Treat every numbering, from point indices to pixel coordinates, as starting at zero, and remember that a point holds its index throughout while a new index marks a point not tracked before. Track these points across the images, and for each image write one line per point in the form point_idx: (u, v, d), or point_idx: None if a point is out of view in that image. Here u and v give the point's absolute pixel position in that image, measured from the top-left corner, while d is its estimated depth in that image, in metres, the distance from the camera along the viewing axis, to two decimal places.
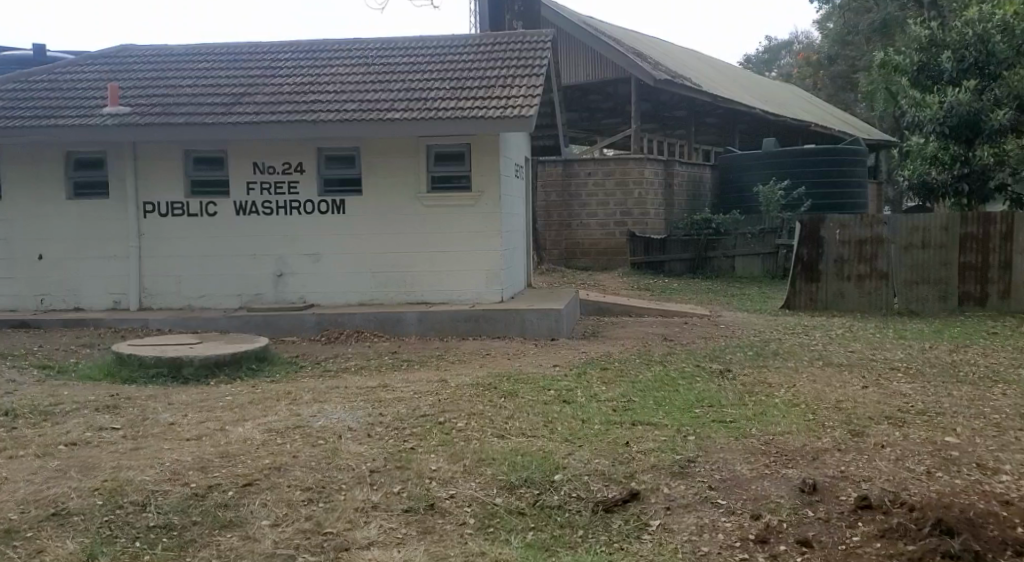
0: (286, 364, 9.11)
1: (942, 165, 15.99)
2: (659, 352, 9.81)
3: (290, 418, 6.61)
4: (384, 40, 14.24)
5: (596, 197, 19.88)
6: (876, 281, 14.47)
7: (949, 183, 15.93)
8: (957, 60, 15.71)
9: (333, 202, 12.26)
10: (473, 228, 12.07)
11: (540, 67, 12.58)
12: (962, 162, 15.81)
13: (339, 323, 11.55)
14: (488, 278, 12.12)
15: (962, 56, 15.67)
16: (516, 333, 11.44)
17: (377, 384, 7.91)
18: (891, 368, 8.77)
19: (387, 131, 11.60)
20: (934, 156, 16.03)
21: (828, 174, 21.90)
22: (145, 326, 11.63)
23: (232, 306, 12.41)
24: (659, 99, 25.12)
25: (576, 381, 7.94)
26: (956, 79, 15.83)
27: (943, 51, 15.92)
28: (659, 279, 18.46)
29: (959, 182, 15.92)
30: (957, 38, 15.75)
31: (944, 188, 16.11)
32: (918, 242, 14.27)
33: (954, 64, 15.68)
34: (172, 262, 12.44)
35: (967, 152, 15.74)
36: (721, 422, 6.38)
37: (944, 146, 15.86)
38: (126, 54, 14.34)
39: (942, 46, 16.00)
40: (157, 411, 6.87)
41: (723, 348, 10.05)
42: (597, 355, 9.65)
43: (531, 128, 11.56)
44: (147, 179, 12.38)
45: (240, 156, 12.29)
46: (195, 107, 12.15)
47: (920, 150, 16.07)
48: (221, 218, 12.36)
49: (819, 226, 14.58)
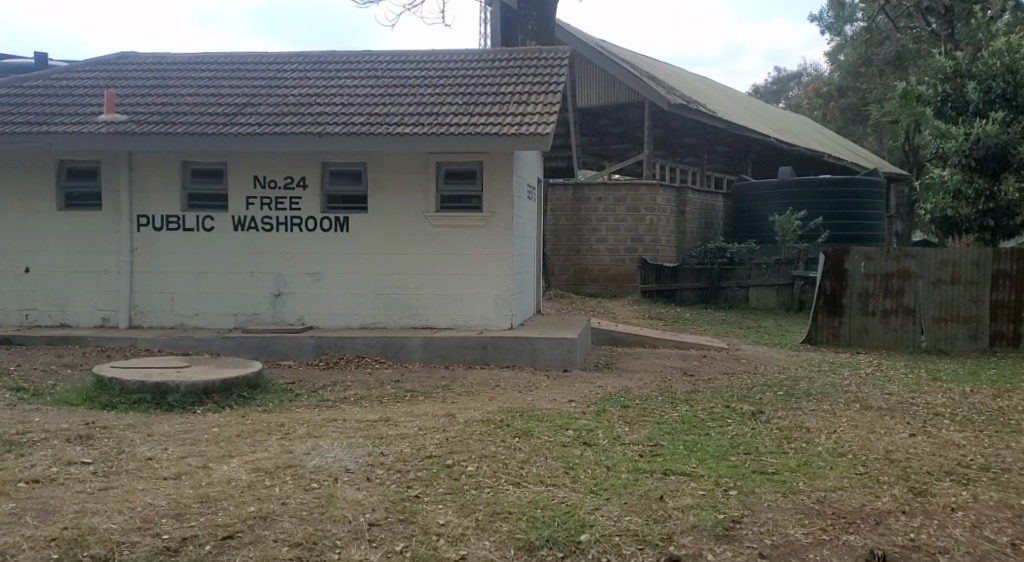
0: (280, 392, 8.43)
1: (966, 200, 15.34)
2: (682, 388, 9.12)
3: (280, 456, 5.94)
4: (394, 53, 13.67)
5: (607, 222, 19.25)
6: (902, 316, 13.82)
7: (974, 218, 15.29)
8: (983, 91, 15.09)
9: (336, 219, 11.63)
10: (483, 250, 11.43)
11: (558, 84, 11.99)
12: (987, 197, 15.15)
13: (339, 347, 10.88)
14: (498, 304, 11.47)
15: (989, 87, 15.03)
16: (525, 362, 10.80)
17: (379, 417, 7.23)
18: (936, 414, 8.07)
19: (395, 146, 11.00)
20: (957, 190, 15.37)
21: (846, 205, 21.27)
22: (133, 346, 10.96)
23: (226, 325, 11.75)
24: (671, 125, 24.55)
25: (596, 420, 7.25)
26: (982, 111, 15.16)
27: (969, 81, 15.29)
28: (672, 309, 17.78)
29: (984, 217, 15.27)
30: (983, 68, 15.14)
31: (968, 224, 15.43)
32: (947, 277, 13.60)
33: (980, 95, 15.05)
34: (166, 279, 11.80)
35: (992, 186, 15.08)
36: (762, 474, 5.71)
37: (968, 179, 15.22)
38: (125, 61, 13.76)
39: (968, 77, 15.38)
40: (134, 444, 6.19)
41: (751, 387, 9.36)
42: (615, 390, 8.96)
43: (548, 147, 10.96)
44: (142, 190, 11.77)
45: (241, 170, 11.70)
46: (194, 117, 11.57)
47: (943, 184, 15.58)
48: (218, 233, 11.74)
49: (844, 258, 14.00)
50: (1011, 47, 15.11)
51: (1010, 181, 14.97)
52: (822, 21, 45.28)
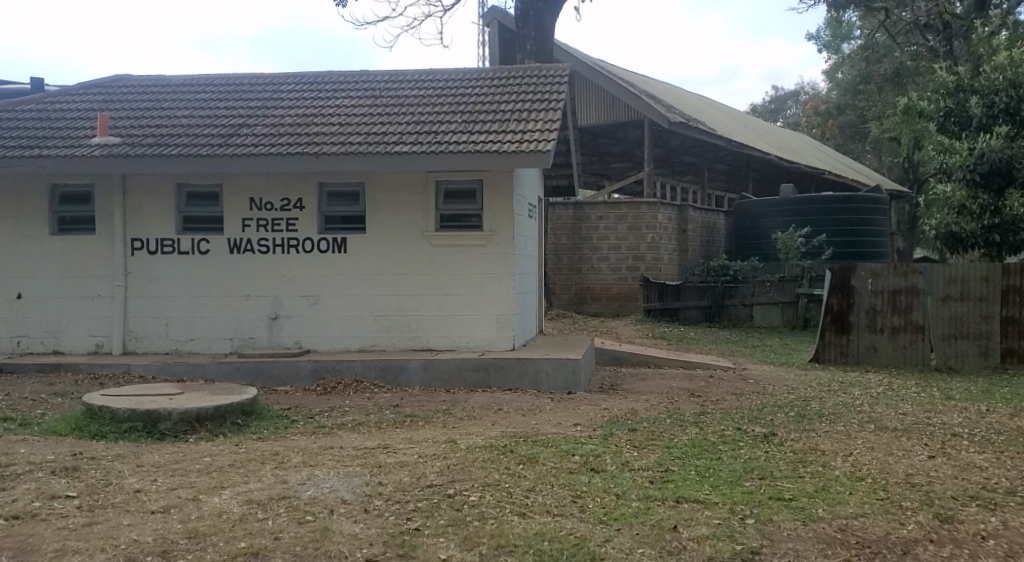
0: (276, 418, 8.18)
1: (971, 216, 15.09)
2: (690, 410, 8.86)
3: (274, 486, 5.67)
4: (392, 73, 13.50)
5: (608, 241, 19.04)
6: (912, 334, 13.57)
7: (979, 234, 15.03)
8: (986, 106, 14.91)
9: (334, 240, 11.42)
10: (483, 270, 11.20)
11: (558, 101, 11.81)
12: (992, 212, 14.90)
13: (337, 371, 10.62)
14: (499, 325, 11.23)
15: (991, 101, 14.85)
16: (528, 385, 10.54)
17: (377, 444, 6.97)
18: (953, 435, 7.82)
19: (394, 166, 10.81)
20: (961, 206, 15.15)
21: (849, 222, 21.06)
22: (127, 372, 10.71)
23: (222, 350, 11.51)
24: (671, 144, 24.40)
25: (603, 444, 7.00)
26: (986, 125, 14.97)
27: (971, 96, 15.12)
28: (675, 328, 17.54)
29: (990, 233, 15.00)
30: (986, 83, 14.97)
31: (973, 239, 15.18)
32: (956, 294, 13.36)
33: (983, 109, 14.87)
34: (161, 303, 11.57)
35: (997, 201, 14.84)
36: (779, 501, 5.44)
37: (973, 195, 15.01)
38: (120, 84, 13.59)
39: (970, 92, 15.20)
40: (121, 476, 5.93)
41: (761, 407, 9.11)
42: (621, 413, 8.70)
43: (549, 164, 10.76)
44: (136, 214, 11.57)
45: (237, 192, 11.50)
46: (189, 139, 11.38)
47: (947, 199, 15.35)
48: (214, 256, 11.51)
49: (850, 274, 13.76)
50: (1013, 61, 14.94)
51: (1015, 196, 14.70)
52: (819, 40, 45.37)
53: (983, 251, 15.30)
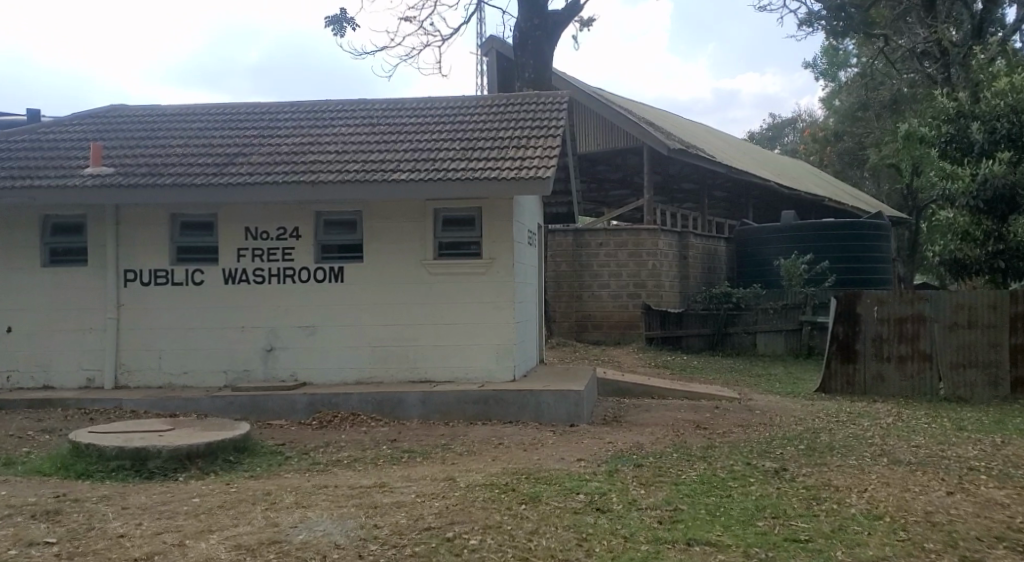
0: (269, 455, 7.93)
1: (975, 242, 14.95)
2: (697, 443, 8.60)
3: (265, 529, 5.41)
4: (390, 101, 13.35)
5: (609, 268, 18.82)
6: (919, 362, 13.33)
7: (984, 260, 14.89)
8: (988, 132, 14.71)
9: (330, 270, 11.20)
10: (483, 299, 10.98)
11: (557, 128, 11.65)
12: (996, 238, 14.73)
13: (333, 404, 10.36)
14: (500, 356, 10.98)
15: (993, 127, 14.64)
16: (530, 418, 10.28)
17: (374, 482, 6.70)
18: (970, 469, 7.57)
19: (391, 194, 10.63)
20: (965, 232, 14.97)
21: (851, 248, 20.87)
22: (118, 407, 10.45)
23: (216, 384, 11.25)
24: (671, 171, 24.27)
25: (609, 481, 6.75)
26: (988, 151, 14.76)
27: (973, 122, 14.93)
28: (678, 357, 17.27)
29: (994, 259, 14.85)
30: (987, 108, 14.76)
31: (978, 265, 15.04)
32: (963, 321, 13.13)
33: (985, 135, 14.68)
34: (154, 336, 11.33)
35: (1001, 227, 14.63)
36: (796, 543, 5.27)
37: (976, 221, 14.83)
38: (115, 114, 13.43)
39: (971, 118, 15.00)
40: (105, 519, 5.66)
41: (770, 440, 8.86)
42: (627, 447, 8.44)
43: (550, 191, 10.59)
44: (129, 244, 11.36)
45: (233, 221, 11.30)
46: (183, 168, 11.20)
47: (951, 225, 15.14)
48: (208, 287, 11.29)
49: (856, 301, 13.53)
50: (1014, 87, 14.73)
51: None
52: (816, 68, 45.53)
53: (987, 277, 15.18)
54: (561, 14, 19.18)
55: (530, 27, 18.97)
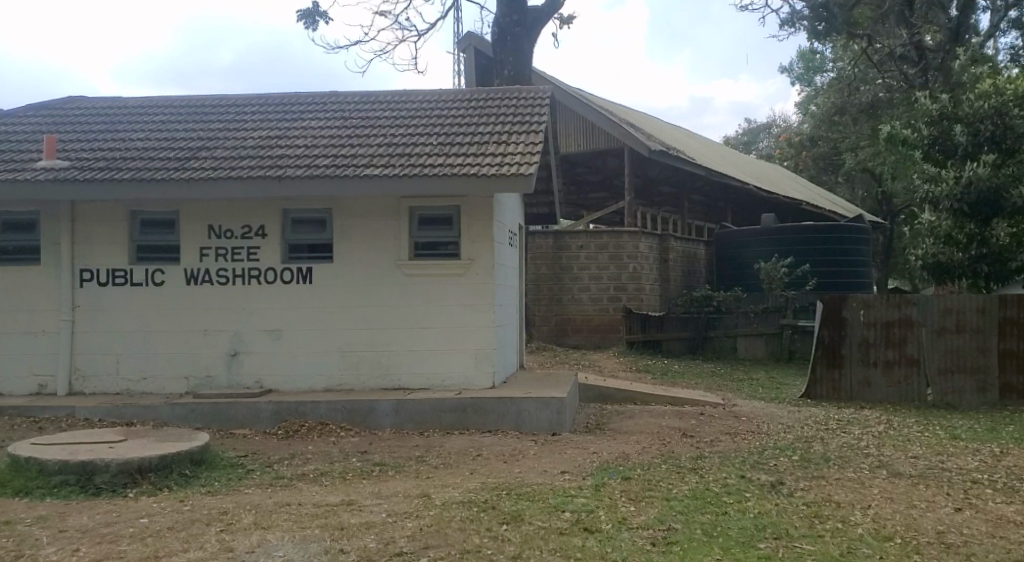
0: (229, 468, 7.38)
1: (958, 246, 14.51)
2: (686, 454, 8.14)
3: (217, 555, 4.87)
4: (363, 94, 12.81)
5: (588, 270, 18.36)
6: (906, 368, 12.97)
7: (966, 265, 14.50)
8: (971, 134, 14.27)
9: (298, 271, 10.65)
10: (460, 302, 10.49)
11: (538, 124, 11.19)
12: (979, 241, 14.34)
13: (301, 413, 9.81)
14: (477, 361, 10.48)
15: (977, 129, 14.23)
16: (510, 427, 9.79)
17: (341, 500, 6.17)
18: (973, 482, 7.18)
19: (364, 191, 10.11)
20: (947, 235, 14.56)
21: (833, 252, 20.59)
22: (70, 416, 9.82)
23: (177, 390, 10.66)
24: (651, 173, 23.89)
25: (595, 496, 6.27)
26: (972, 154, 14.35)
27: (956, 124, 14.46)
28: (659, 361, 16.82)
29: (977, 263, 14.47)
30: (970, 110, 14.30)
31: (960, 270, 14.63)
32: (951, 326, 12.82)
33: (968, 138, 14.23)
34: (111, 339, 10.71)
35: (984, 231, 14.28)
36: None
37: (959, 224, 14.40)
38: (72, 106, 12.77)
39: (954, 119, 14.55)
40: (38, 545, 5.11)
41: (761, 450, 8.41)
42: (612, 457, 7.97)
43: (531, 189, 10.12)
44: (86, 242, 10.75)
45: (196, 219, 10.73)
46: (143, 162, 10.60)
47: (932, 229, 14.73)
48: (169, 288, 10.70)
49: (841, 305, 13.11)
50: (997, 88, 14.33)
51: (1003, 225, 14.21)
52: (791, 73, 45.57)
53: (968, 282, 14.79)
54: (541, 10, 18.77)
55: (508, 24, 18.52)
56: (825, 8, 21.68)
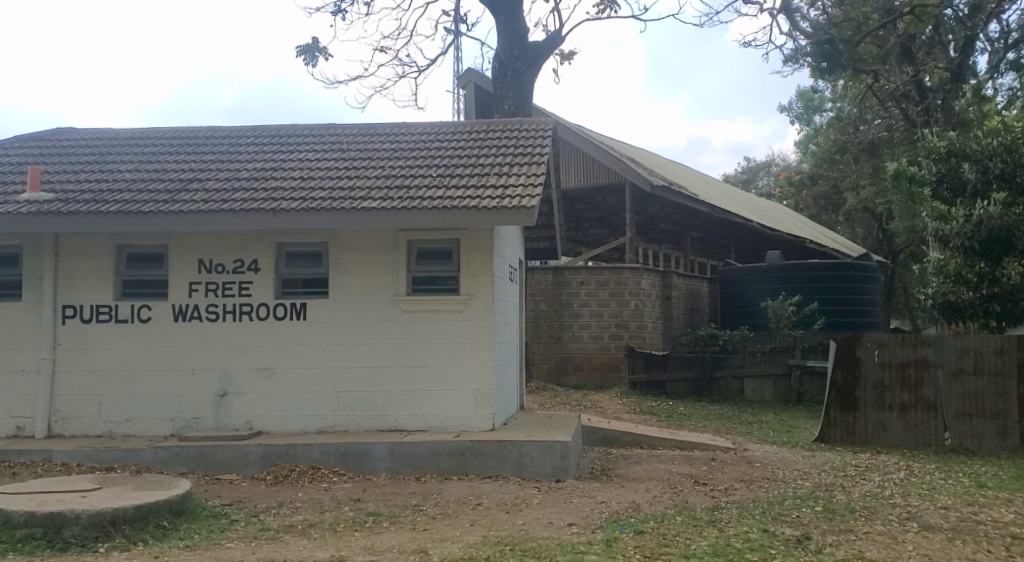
0: (210, 519, 6.88)
1: (968, 284, 13.99)
2: (701, 504, 7.64)
3: None
4: (361, 126, 12.46)
5: (589, 308, 17.88)
6: (922, 411, 12.46)
7: (977, 304, 13.94)
8: (980, 171, 13.74)
9: (292, 306, 10.19)
10: (459, 339, 10.01)
11: (540, 155, 10.82)
12: (990, 280, 13.78)
13: (291, 457, 9.29)
14: (477, 402, 9.99)
15: (985, 167, 13.68)
16: (511, 472, 9.28)
17: (330, 556, 5.67)
18: (1011, 536, 6.68)
19: (362, 223, 9.70)
20: (957, 274, 14.07)
21: (840, 290, 20.16)
22: (47, 460, 9.30)
23: (162, 433, 10.15)
24: (653, 210, 23.53)
25: (608, 552, 5.78)
26: (981, 192, 13.78)
27: (964, 161, 13.94)
28: (663, 403, 16.29)
29: (989, 302, 13.91)
30: (978, 147, 13.79)
31: (972, 309, 14.07)
32: (968, 368, 12.34)
33: (977, 175, 13.70)
34: (93, 379, 10.23)
35: (995, 269, 13.71)
36: None
37: (969, 263, 13.90)
38: (60, 137, 12.39)
39: (962, 156, 14.00)
40: None
41: (781, 500, 7.92)
42: (621, 508, 7.47)
43: (535, 222, 9.71)
44: (70, 278, 10.31)
45: (185, 253, 10.30)
46: (131, 194, 10.18)
47: (941, 267, 14.27)
48: (156, 325, 10.24)
49: (855, 344, 12.65)
50: (1006, 125, 13.80)
51: (1015, 265, 13.54)
52: (789, 112, 45.58)
53: (980, 322, 14.21)
54: (542, 46, 18.64)
55: (509, 59, 18.29)
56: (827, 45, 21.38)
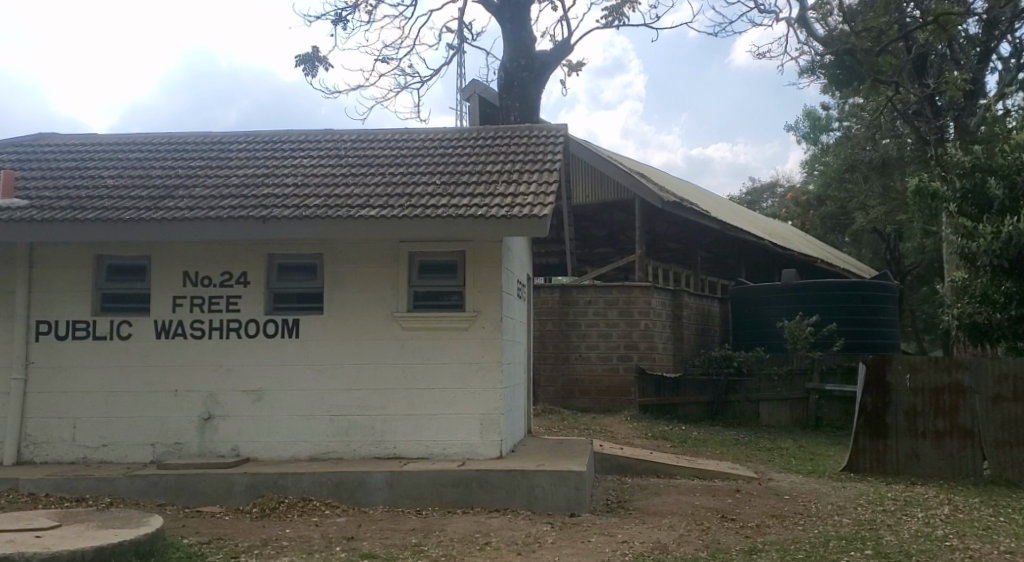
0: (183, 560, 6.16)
1: (995, 305, 12.82)
2: (735, 546, 6.86)
3: None
4: (360, 133, 11.73)
5: (597, 327, 17.05)
6: (958, 439, 11.59)
7: (1007, 326, 12.79)
8: (1007, 188, 12.67)
9: (283, 323, 9.42)
10: (463, 359, 9.23)
11: (552, 162, 10.08)
12: (1019, 301, 12.60)
13: (280, 487, 8.50)
14: (483, 428, 9.18)
15: (1013, 182, 12.60)
16: (521, 505, 8.45)
17: None
18: None
19: (359, 233, 8.95)
20: (984, 294, 12.89)
21: (857, 309, 19.32)
22: (13, 489, 8.53)
23: (142, 459, 9.36)
24: (662, 227, 22.77)
25: None
26: (1009, 209, 12.71)
27: (989, 176, 12.82)
28: (676, 428, 15.47)
29: (1018, 324, 12.78)
30: (1005, 162, 12.69)
31: (999, 331, 12.95)
32: (1008, 393, 11.44)
33: (1004, 192, 12.64)
34: (67, 401, 9.45)
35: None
36: None
37: (995, 282, 12.71)
38: (41, 143, 11.67)
39: (988, 171, 12.89)
40: None
41: (822, 540, 7.11)
42: (647, 550, 6.68)
43: (546, 232, 8.94)
44: (46, 292, 9.56)
45: (169, 264, 9.54)
46: (112, 201, 9.43)
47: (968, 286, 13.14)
48: (137, 342, 9.47)
49: (885, 368, 11.83)
50: None
51: None
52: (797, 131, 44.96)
53: (1007, 345, 13.06)
54: (547, 57, 17.97)
55: (516, 69, 17.61)
56: (848, 54, 19.96)
